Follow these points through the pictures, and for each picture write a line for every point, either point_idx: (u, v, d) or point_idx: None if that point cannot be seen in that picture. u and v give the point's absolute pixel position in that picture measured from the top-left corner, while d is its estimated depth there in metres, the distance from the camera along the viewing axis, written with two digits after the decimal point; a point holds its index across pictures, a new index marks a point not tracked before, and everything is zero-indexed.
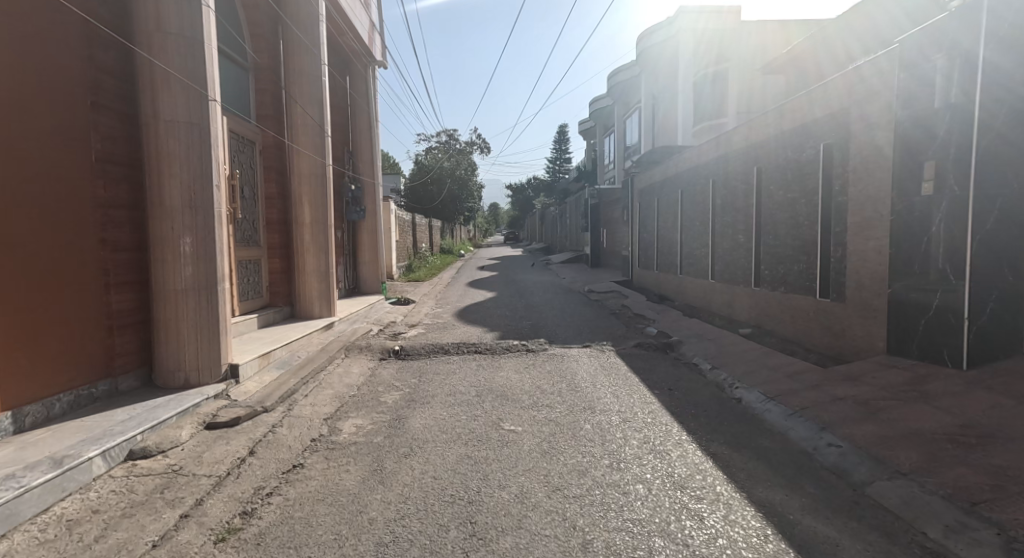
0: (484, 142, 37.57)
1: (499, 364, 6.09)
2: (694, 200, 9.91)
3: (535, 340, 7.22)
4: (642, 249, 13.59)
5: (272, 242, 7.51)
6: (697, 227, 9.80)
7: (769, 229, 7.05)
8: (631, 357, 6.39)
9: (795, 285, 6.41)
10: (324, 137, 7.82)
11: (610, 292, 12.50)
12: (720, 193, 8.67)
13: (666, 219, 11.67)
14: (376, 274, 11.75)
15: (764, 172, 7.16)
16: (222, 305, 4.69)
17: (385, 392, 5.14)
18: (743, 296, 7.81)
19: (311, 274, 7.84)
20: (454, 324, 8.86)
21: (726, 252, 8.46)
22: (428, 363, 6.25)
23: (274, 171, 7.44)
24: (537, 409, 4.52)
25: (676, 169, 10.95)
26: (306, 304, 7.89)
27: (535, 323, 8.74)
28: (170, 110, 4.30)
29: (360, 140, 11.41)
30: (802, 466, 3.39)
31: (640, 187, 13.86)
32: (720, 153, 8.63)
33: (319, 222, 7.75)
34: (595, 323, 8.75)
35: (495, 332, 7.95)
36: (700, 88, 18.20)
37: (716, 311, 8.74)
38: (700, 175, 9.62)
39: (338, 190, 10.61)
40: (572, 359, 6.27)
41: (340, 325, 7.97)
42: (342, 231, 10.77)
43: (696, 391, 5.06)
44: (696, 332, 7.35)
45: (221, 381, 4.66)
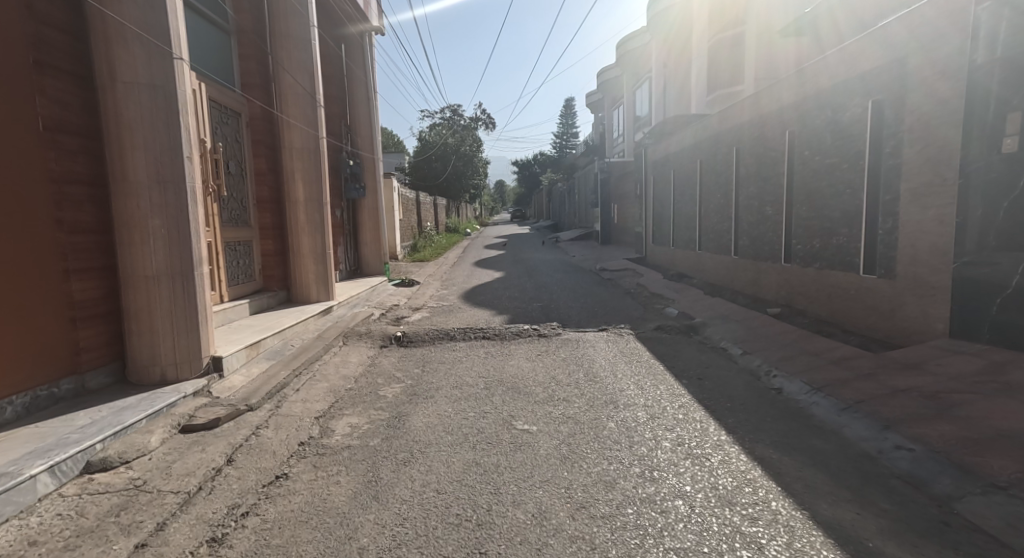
0: (490, 117, 36.56)
1: (509, 351, 5.61)
2: (715, 172, 9.25)
3: (547, 323, 6.72)
4: (656, 224, 12.95)
5: (264, 223, 7.01)
6: (718, 200, 9.17)
7: (802, 200, 6.44)
8: (652, 342, 5.88)
9: (833, 261, 5.83)
10: (318, 108, 7.28)
11: (623, 270, 11.94)
12: (745, 163, 8.03)
13: (683, 192, 11.03)
14: (378, 254, 11.27)
15: (798, 137, 6.52)
16: (200, 291, 4.21)
17: (385, 386, 4.68)
18: (771, 273, 7.24)
19: (307, 257, 7.36)
20: (460, 307, 8.39)
21: (751, 227, 7.85)
22: (432, 351, 5.78)
23: (264, 146, 6.91)
24: (553, 404, 4.03)
25: (694, 139, 10.24)
26: (303, 287, 7.43)
27: (547, 304, 8.24)
28: (129, 70, 3.76)
29: (358, 113, 10.82)
30: (868, 474, 2.89)
31: (654, 159, 13.15)
32: (746, 118, 7.96)
33: (314, 201, 7.26)
34: (610, 304, 8.22)
35: (504, 316, 7.47)
36: (715, 53, 17.30)
37: (739, 290, 8.18)
38: (721, 144, 8.96)
39: (336, 167, 10.05)
40: (588, 344, 5.76)
41: (339, 309, 7.50)
42: (342, 209, 10.26)
43: (729, 380, 4.55)
44: (720, 312, 6.81)
45: (203, 375, 4.20)
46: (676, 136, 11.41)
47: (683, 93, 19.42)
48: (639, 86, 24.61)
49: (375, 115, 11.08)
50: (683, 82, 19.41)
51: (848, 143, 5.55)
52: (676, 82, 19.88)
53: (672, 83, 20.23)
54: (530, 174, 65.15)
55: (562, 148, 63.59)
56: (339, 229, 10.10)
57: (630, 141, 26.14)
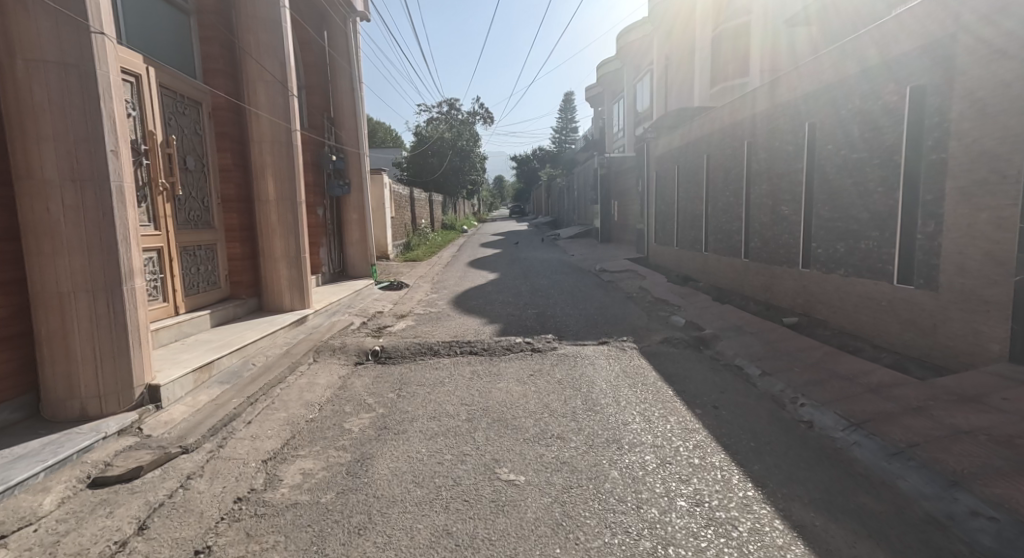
0: (487, 111, 35.82)
1: (499, 370, 5.01)
2: (724, 169, 8.61)
3: (541, 336, 6.10)
4: (658, 223, 12.35)
5: (230, 224, 6.37)
6: (726, 198, 8.54)
7: (823, 200, 5.82)
8: (658, 359, 5.28)
9: (861, 268, 5.21)
10: (290, 98, 6.63)
11: (624, 272, 11.32)
12: (757, 158, 7.40)
13: (687, 189, 10.42)
14: (364, 256, 10.65)
15: (819, 130, 5.88)
16: (131, 310, 3.57)
17: (353, 416, 4.07)
18: (787, 279, 6.62)
19: (279, 262, 6.73)
20: (449, 314, 7.78)
21: (763, 228, 7.23)
22: (412, 369, 5.17)
23: (229, 139, 6.25)
24: (544, 444, 3.42)
25: (700, 133, 9.59)
26: (275, 295, 6.80)
27: (543, 311, 7.64)
28: (33, 45, 3.11)
29: (342, 105, 10.18)
30: (942, 552, 2.27)
31: (657, 154, 12.48)
32: (758, 109, 7.32)
33: (287, 200, 6.63)
34: (610, 311, 7.62)
35: (495, 325, 6.86)
36: (719, 44, 16.64)
37: (751, 296, 7.57)
38: (731, 138, 8.31)
39: (317, 162, 9.42)
40: (586, 362, 5.16)
41: (316, 319, 6.88)
42: (324, 208, 9.64)
43: (749, 410, 3.94)
44: (732, 323, 6.21)
45: (135, 409, 3.57)
46: (681, 129, 10.74)
47: (686, 86, 18.70)
48: (640, 79, 23.87)
49: (360, 107, 10.43)
50: (685, 75, 18.70)
51: (880, 135, 4.92)
52: (679, 75, 19.17)
53: (674, 76, 19.52)
54: (530, 170, 64.41)
55: (562, 143, 62.87)
56: (321, 229, 9.48)
57: (630, 136, 25.47)
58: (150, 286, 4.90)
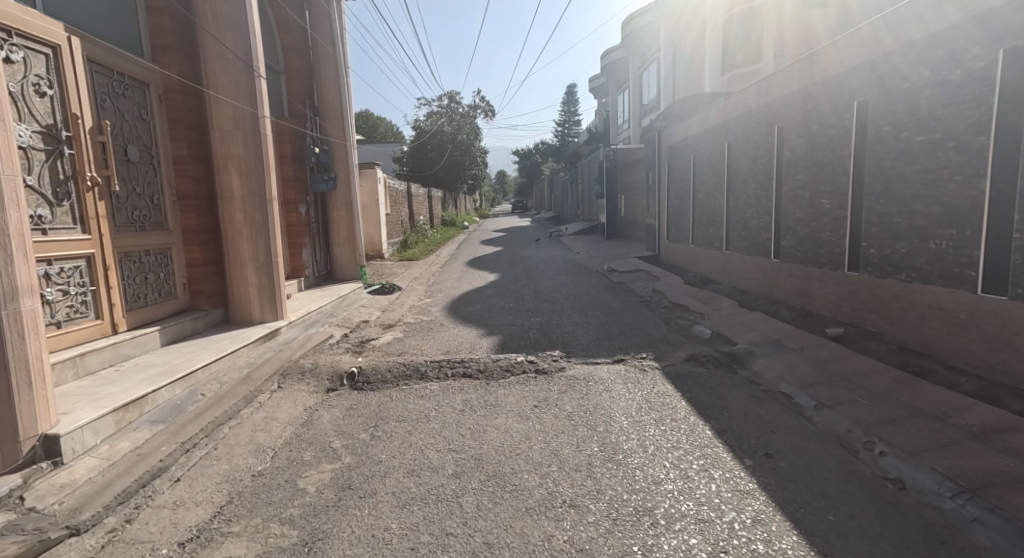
0: (488, 105, 34.89)
1: (496, 399, 4.18)
2: (748, 158, 7.74)
3: (546, 353, 5.26)
4: (671, 218, 11.47)
5: (189, 225, 5.51)
6: (751, 191, 7.68)
7: (876, 191, 4.95)
8: (687, 383, 4.45)
9: (929, 273, 4.36)
10: (256, 79, 5.81)
11: (635, 272, 10.47)
12: (790, 146, 6.53)
13: (705, 181, 9.56)
14: (353, 256, 9.83)
15: (872, 110, 5.01)
16: (15, 342, 2.77)
17: (313, 467, 3.25)
18: (829, 284, 5.77)
19: (248, 267, 5.89)
20: (442, 323, 6.95)
21: (798, 224, 6.37)
22: (394, 398, 4.35)
23: (185, 126, 5.40)
24: (554, 517, 2.59)
25: (720, 120, 8.71)
26: (243, 305, 5.97)
27: (547, 320, 6.81)
28: None
29: (326, 93, 9.34)
30: None
31: (669, 144, 11.59)
32: (791, 89, 6.46)
33: (254, 196, 5.81)
34: (624, 319, 6.79)
35: (494, 339, 6.03)
36: (732, 28, 15.65)
37: (783, 302, 6.72)
38: (757, 124, 7.44)
39: (299, 155, 8.61)
40: (601, 389, 4.32)
41: (290, 331, 6.06)
42: (307, 205, 8.88)
43: (812, 458, 3.10)
44: (766, 335, 5.37)
45: (20, 471, 2.76)
46: (696, 117, 9.87)
47: (694, 74, 17.77)
48: (646, 68, 22.92)
49: (347, 95, 9.60)
50: (693, 63, 17.76)
51: (960, 112, 4.04)
52: (686, 63, 18.25)
53: (681, 64, 18.58)
54: (532, 164, 63.41)
55: (564, 137, 61.89)
56: (303, 229, 8.68)
57: (635, 128, 24.55)
58: (76, 300, 4.10)
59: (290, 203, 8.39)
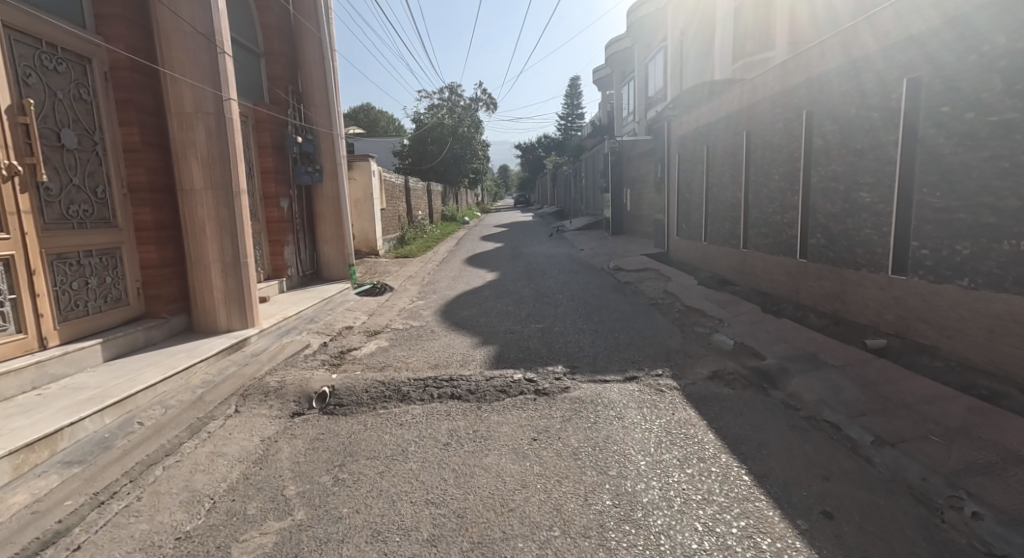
0: (491, 97, 34.08)
1: (487, 429, 3.54)
2: (769, 148, 7.07)
3: (547, 368, 4.61)
4: (681, 213, 10.79)
5: (142, 221, 4.86)
6: (773, 185, 6.99)
7: (932, 182, 4.26)
8: (712, 409, 3.79)
9: (1001, 279, 3.71)
10: (219, 56, 5.14)
11: (642, 271, 9.80)
12: (821, 133, 5.84)
13: (719, 173, 8.88)
14: (341, 255, 9.20)
15: (926, 88, 4.32)
16: None
17: (256, 525, 2.61)
18: (869, 288, 5.11)
19: (212, 269, 5.24)
20: (433, 330, 6.30)
21: (830, 220, 5.70)
22: (369, 426, 3.72)
23: (137, 108, 4.75)
24: None
25: (737, 106, 8.01)
26: (208, 312, 5.33)
27: (549, 326, 6.16)
28: None
29: (311, 79, 8.69)
30: None
31: (679, 135, 10.88)
32: (822, 70, 5.78)
33: (219, 190, 5.17)
34: (633, 326, 6.13)
35: (489, 349, 5.38)
36: (742, 14, 14.88)
37: (811, 308, 6.05)
38: (781, 110, 6.73)
39: (280, 145, 7.97)
40: (613, 418, 3.66)
41: (261, 341, 5.43)
42: (289, 199, 8.24)
43: (885, 519, 2.44)
44: (798, 347, 4.72)
45: None
46: (710, 105, 9.15)
47: (702, 63, 16.97)
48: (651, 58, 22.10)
49: (334, 81, 8.94)
50: (700, 51, 16.96)
51: None
52: (693, 51, 17.45)
53: (689, 52, 17.77)
54: (535, 158, 62.51)
55: (568, 130, 61.00)
56: (285, 225, 8.06)
57: (640, 121, 23.74)
58: None
59: (270, 197, 7.77)
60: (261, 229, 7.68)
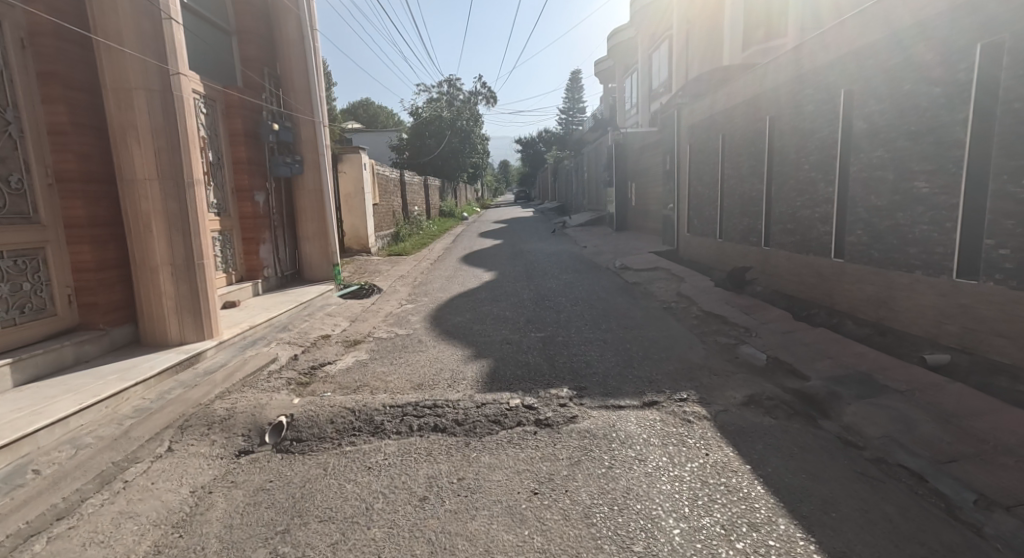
0: (491, 90, 33.25)
1: (476, 477, 2.82)
2: (796, 134, 6.34)
3: (550, 392, 3.88)
4: (693, 209, 10.05)
5: (73, 217, 4.16)
6: (801, 175, 6.27)
7: (1016, 167, 3.55)
8: (756, 449, 3.05)
9: None
10: (163, 22, 4.41)
11: (652, 271, 9.07)
12: (863, 114, 5.09)
13: (736, 163, 8.15)
14: (325, 254, 8.47)
15: (1008, 54, 3.59)
16: None
17: None
18: (925, 294, 4.37)
19: (159, 273, 4.49)
20: (420, 340, 5.57)
21: (874, 215, 4.98)
22: (330, 470, 3.00)
23: (63, 82, 4.03)
24: None
25: (758, 90, 7.28)
26: (154, 323, 4.58)
27: (551, 336, 5.44)
28: None
29: (290, 60, 7.92)
30: None
31: (690, 124, 10.09)
32: (864, 42, 5.05)
33: (164, 180, 4.43)
34: (647, 336, 5.40)
35: (483, 364, 4.66)
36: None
37: (849, 316, 5.31)
38: (813, 90, 5.97)
39: (253, 133, 7.24)
40: (632, 463, 2.93)
41: (218, 356, 4.69)
42: (265, 193, 7.51)
43: None
44: (847, 365, 3.99)
45: None
46: (726, 89, 8.38)
47: (710, 51, 16.14)
48: (655, 47, 21.25)
49: (315, 64, 8.19)
50: (707, 39, 16.12)
51: None
52: (700, 39, 16.62)
53: (695, 40, 16.96)
54: (535, 153, 61.64)
55: (569, 125, 60.11)
56: (259, 221, 7.33)
57: (644, 113, 22.94)
58: None
59: (242, 191, 7.04)
60: (233, 226, 6.97)
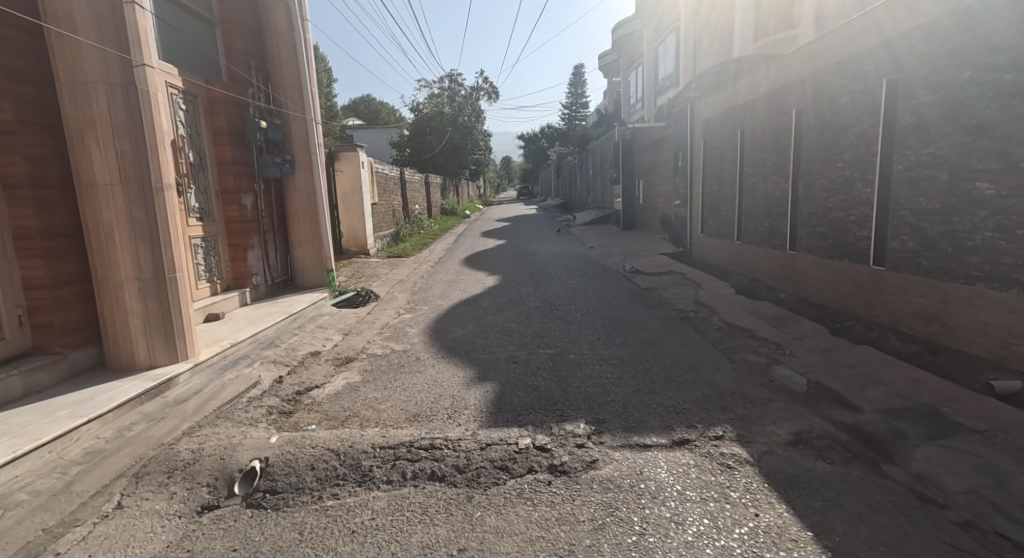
0: (492, 85, 32.67)
1: (481, 550, 2.33)
2: (827, 129, 5.82)
3: (564, 428, 3.38)
4: (708, 208, 9.54)
5: (23, 226, 3.68)
6: (832, 174, 5.75)
7: None
8: (817, 508, 2.53)
9: None
10: (126, 6, 3.91)
11: (665, 275, 8.57)
12: (911, 106, 4.55)
13: (756, 161, 7.63)
14: (318, 259, 7.99)
15: None
16: None
17: None
18: (989, 310, 3.86)
19: (124, 289, 4.01)
20: (418, 358, 5.09)
21: (923, 219, 4.46)
22: (305, 534, 2.51)
23: (7, 75, 3.55)
24: None
25: (783, 82, 6.76)
26: (120, 344, 4.09)
27: (562, 353, 4.94)
28: None
29: (279, 53, 7.41)
30: None
31: (705, 119, 9.57)
32: (912, 26, 4.53)
33: (129, 185, 3.94)
34: (668, 353, 4.90)
35: (487, 389, 4.18)
36: None
37: (891, 330, 4.80)
38: (848, 80, 5.43)
39: (240, 131, 6.74)
40: (669, 529, 2.43)
41: (192, 380, 4.20)
42: (253, 195, 7.02)
43: None
44: (904, 394, 3.48)
45: None
46: (745, 81, 7.83)
47: (719, 43, 15.60)
48: (661, 40, 20.63)
49: (306, 56, 7.68)
50: (717, 31, 15.53)
51: None
52: (709, 31, 16.02)
53: (704, 33, 16.37)
54: (538, 149, 61.07)
55: (572, 121, 59.43)
56: (247, 226, 6.84)
57: (650, 108, 22.40)
58: None
59: (227, 193, 6.55)
60: (218, 231, 6.48)
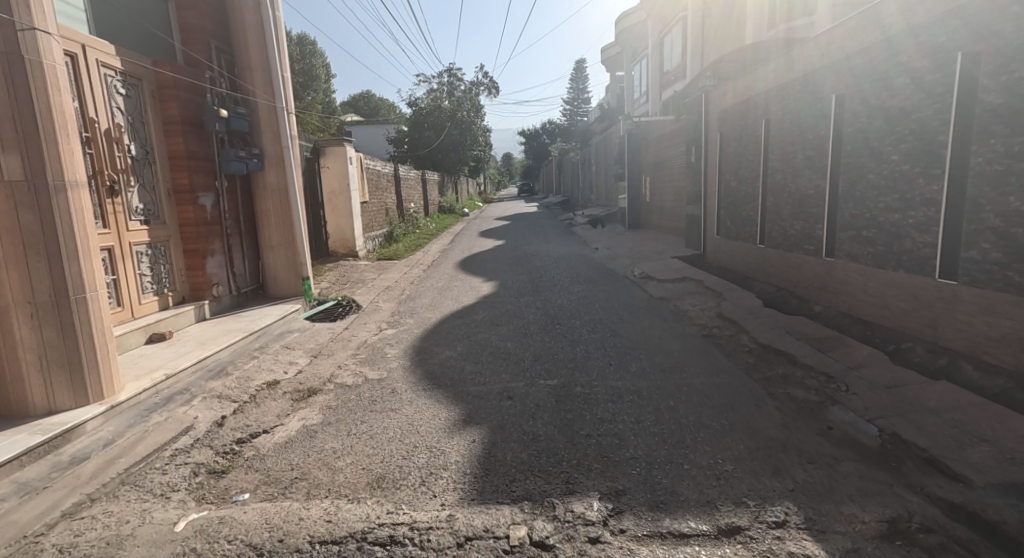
0: (492, 79, 31.74)
1: None
2: (876, 116, 4.95)
3: (572, 509, 2.52)
4: (725, 207, 8.69)
5: None
6: (883, 170, 4.89)
7: None
8: None
9: None
10: None
11: (680, 282, 7.72)
12: (997, 84, 3.69)
13: (784, 154, 6.77)
14: (293, 265, 7.14)
15: None
16: None
17: None
18: None
19: (11, 316, 3.17)
20: (393, 390, 4.24)
21: (1014, 223, 3.60)
22: None
23: None
24: None
25: (818, 63, 5.89)
26: (8, 384, 3.25)
27: (567, 386, 4.08)
28: None
29: (244, 32, 6.55)
30: None
31: (720, 108, 8.70)
32: None
33: (14, 183, 3.09)
34: (696, 386, 4.04)
35: (473, 438, 3.33)
36: None
37: (967, 358, 3.94)
38: (906, 56, 4.56)
39: (196, 120, 5.88)
40: None
41: (104, 428, 3.36)
42: (214, 194, 6.17)
43: None
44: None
45: None
46: (770, 64, 6.96)
47: (728, 30, 14.75)
48: (666, 30, 19.75)
49: (277, 36, 6.80)
50: (726, 18, 14.67)
51: None
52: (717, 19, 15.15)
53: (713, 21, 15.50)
54: (539, 145, 60.13)
55: (573, 117, 58.48)
56: (206, 228, 5.99)
57: (655, 101, 21.51)
58: None
59: (180, 192, 5.70)
60: (170, 235, 5.64)
